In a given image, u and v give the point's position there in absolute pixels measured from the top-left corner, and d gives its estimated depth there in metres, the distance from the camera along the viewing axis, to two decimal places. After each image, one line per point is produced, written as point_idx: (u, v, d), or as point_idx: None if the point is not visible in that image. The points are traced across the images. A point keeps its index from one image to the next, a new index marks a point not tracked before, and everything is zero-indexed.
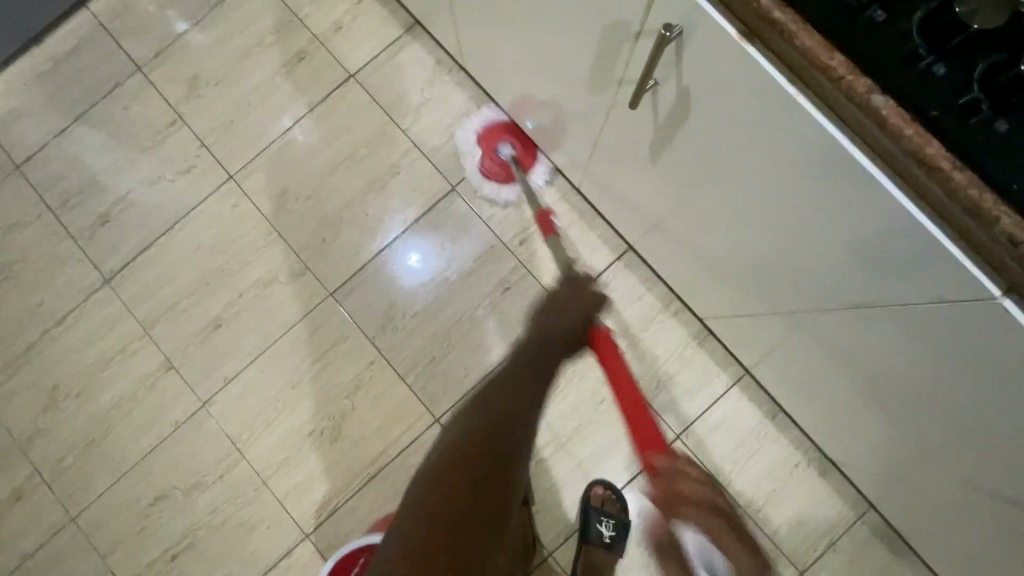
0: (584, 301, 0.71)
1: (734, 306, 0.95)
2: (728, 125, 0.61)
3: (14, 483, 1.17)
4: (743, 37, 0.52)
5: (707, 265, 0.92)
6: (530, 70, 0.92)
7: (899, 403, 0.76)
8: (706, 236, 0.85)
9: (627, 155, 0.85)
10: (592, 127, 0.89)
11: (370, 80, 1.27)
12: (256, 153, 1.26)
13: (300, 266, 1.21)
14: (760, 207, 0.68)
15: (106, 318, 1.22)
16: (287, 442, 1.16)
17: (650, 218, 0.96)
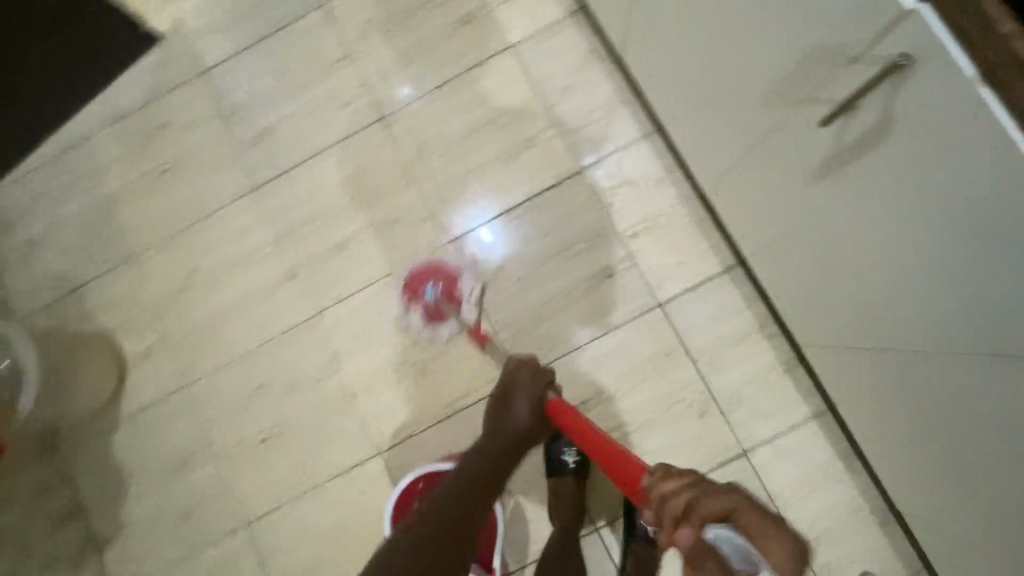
0: (533, 386, 0.90)
1: (837, 345, 0.96)
2: (890, 172, 0.62)
3: (145, 343, 1.34)
4: (976, 80, 0.49)
5: (820, 299, 0.94)
6: (692, 78, 0.96)
7: (989, 480, 0.74)
8: (828, 270, 0.87)
9: (773, 175, 0.88)
10: (744, 141, 0.91)
11: (525, 55, 1.34)
12: (407, 102, 1.36)
13: (425, 214, 1.31)
14: (895, 258, 0.70)
15: (248, 220, 1.36)
16: (380, 366, 1.27)
17: (774, 239, 0.99)
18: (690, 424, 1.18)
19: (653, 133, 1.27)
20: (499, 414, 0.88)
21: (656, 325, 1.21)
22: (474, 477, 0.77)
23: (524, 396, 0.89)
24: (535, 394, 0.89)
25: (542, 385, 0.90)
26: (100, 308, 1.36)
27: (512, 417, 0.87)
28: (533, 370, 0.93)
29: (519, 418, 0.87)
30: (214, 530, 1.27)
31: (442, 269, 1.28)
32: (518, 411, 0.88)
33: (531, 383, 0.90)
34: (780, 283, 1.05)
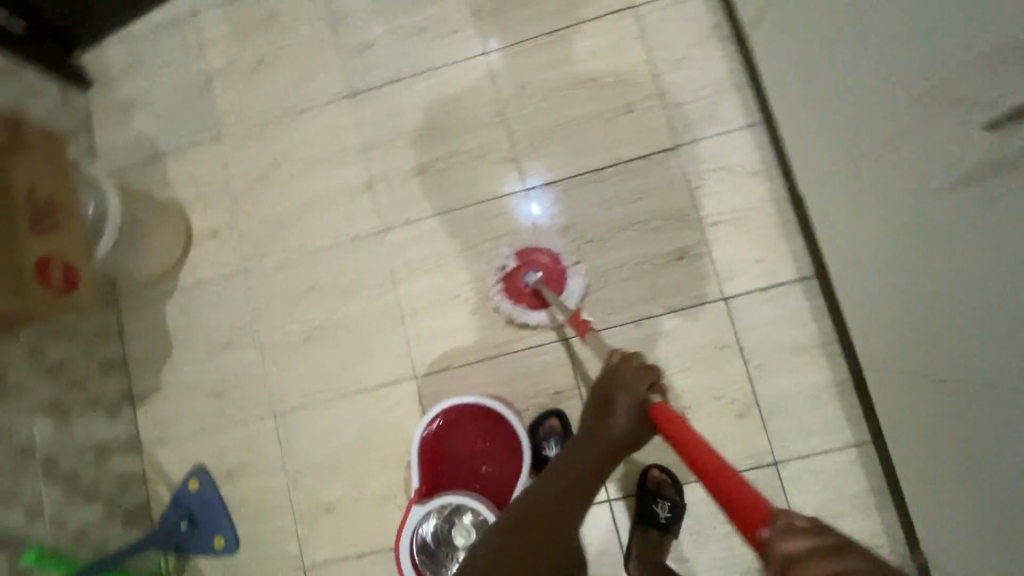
0: (637, 382, 0.86)
1: (899, 378, 0.93)
2: (1012, 210, 0.59)
3: (215, 221, 1.37)
4: None
5: (893, 327, 0.90)
6: (816, 74, 0.92)
7: (1016, 542, 0.73)
8: (907, 299, 0.84)
9: (875, 191, 0.84)
10: (853, 151, 0.88)
11: (648, 17, 1.28)
12: (517, 39, 1.32)
13: (509, 156, 1.30)
14: (980, 302, 0.68)
15: (337, 125, 1.37)
16: (435, 294, 1.28)
17: (860, 257, 0.95)
18: (726, 421, 1.17)
19: (759, 126, 1.22)
20: (602, 403, 0.87)
21: (716, 317, 1.19)
22: (580, 473, 0.85)
23: (625, 401, 0.85)
24: (637, 396, 0.84)
25: (644, 390, 0.85)
26: (180, 179, 1.39)
27: (608, 426, 0.85)
28: (632, 372, 0.87)
29: (616, 426, 0.84)
30: (245, 410, 1.32)
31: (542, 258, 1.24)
32: (625, 404, 0.85)
33: (630, 385, 0.86)
34: (855, 303, 1.02)
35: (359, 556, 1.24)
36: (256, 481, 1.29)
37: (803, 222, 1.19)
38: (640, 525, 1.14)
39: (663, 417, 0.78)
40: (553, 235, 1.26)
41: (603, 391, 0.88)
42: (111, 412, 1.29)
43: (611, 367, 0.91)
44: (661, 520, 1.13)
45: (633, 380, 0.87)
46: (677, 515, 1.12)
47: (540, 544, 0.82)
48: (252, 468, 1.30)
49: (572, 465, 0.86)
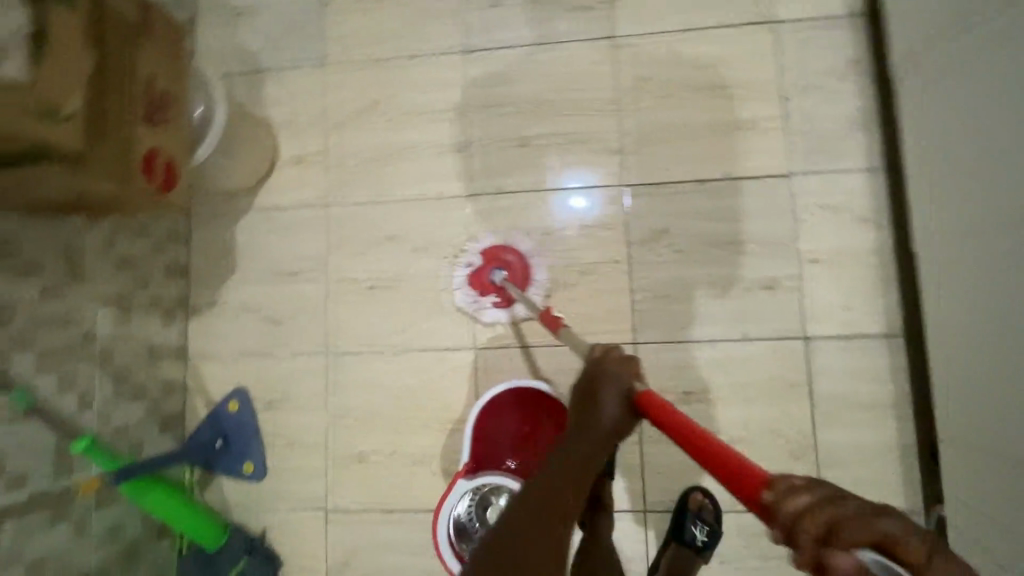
0: (624, 372, 0.72)
1: (981, 458, 0.91)
2: None
3: (301, 150, 1.34)
4: None
5: (990, 405, 0.89)
6: (973, 134, 0.88)
7: None
8: (1012, 379, 0.82)
9: (1007, 266, 0.82)
10: (994, 220, 0.85)
11: (787, 37, 1.23)
12: (646, 30, 1.27)
13: (615, 147, 1.26)
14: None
15: (442, 78, 1.32)
16: (510, 270, 1.26)
17: (970, 327, 0.93)
18: (779, 460, 1.15)
19: (879, 172, 1.18)
20: (581, 400, 0.72)
21: (792, 354, 1.17)
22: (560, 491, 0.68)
23: (613, 390, 0.70)
24: (623, 382, 0.71)
25: (630, 381, 0.72)
26: (275, 99, 1.36)
27: (591, 421, 0.70)
28: (614, 357, 0.74)
29: (605, 419, 0.69)
30: (296, 343, 1.30)
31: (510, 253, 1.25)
32: (611, 397, 0.70)
33: (615, 372, 0.72)
34: (951, 372, 0.99)
35: (383, 511, 1.24)
36: (294, 416, 1.28)
37: (902, 279, 1.15)
38: (674, 544, 1.07)
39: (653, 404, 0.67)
40: (522, 233, 1.26)
41: (583, 383, 0.73)
42: (167, 317, 1.27)
43: (591, 360, 0.76)
44: (696, 543, 1.07)
45: (618, 371, 0.72)
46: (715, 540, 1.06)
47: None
48: (292, 403, 1.29)
49: (552, 483, 0.68)
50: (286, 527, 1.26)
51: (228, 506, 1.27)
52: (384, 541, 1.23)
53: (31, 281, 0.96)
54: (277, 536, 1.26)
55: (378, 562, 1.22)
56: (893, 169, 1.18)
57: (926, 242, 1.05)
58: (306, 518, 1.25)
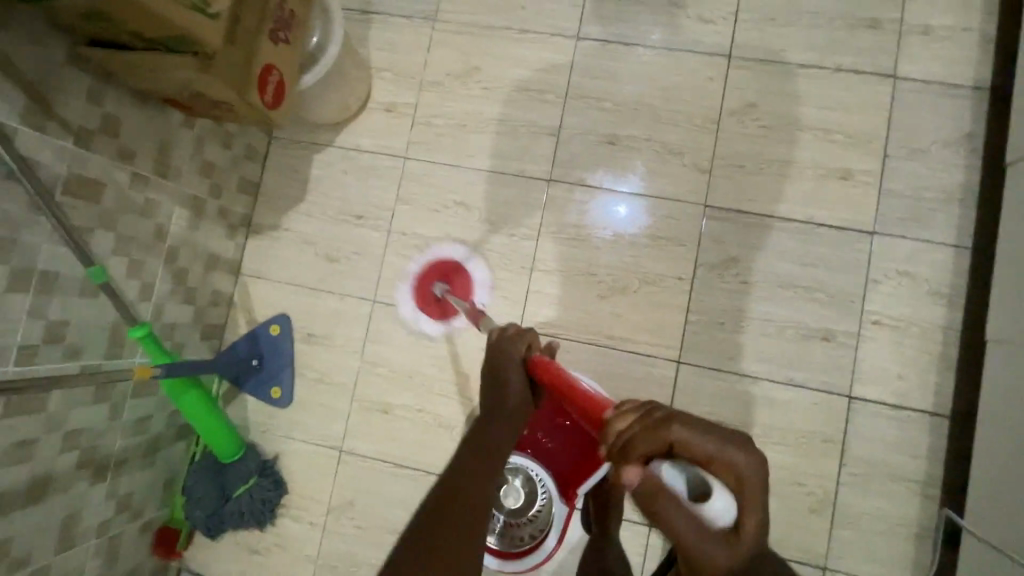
0: (517, 341, 0.79)
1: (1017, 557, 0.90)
2: None
3: (393, 97, 1.34)
4: None
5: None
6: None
7: None
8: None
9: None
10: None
11: (904, 95, 1.21)
12: (763, 57, 1.25)
13: (705, 166, 1.24)
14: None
15: (548, 58, 1.31)
16: (572, 262, 1.26)
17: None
18: (797, 510, 1.14)
19: (967, 250, 1.16)
20: (491, 376, 0.78)
21: (833, 410, 1.16)
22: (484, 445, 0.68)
23: (512, 356, 0.78)
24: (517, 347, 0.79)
25: (524, 349, 0.79)
26: (380, 42, 1.36)
27: (500, 394, 0.75)
28: (509, 334, 0.81)
29: (512, 386, 0.75)
30: (347, 284, 1.31)
31: (451, 265, 1.28)
32: (515, 366, 0.77)
33: (509, 340, 0.80)
34: (1002, 463, 0.98)
35: (395, 465, 1.25)
36: (330, 353, 1.30)
37: (963, 363, 1.14)
38: None
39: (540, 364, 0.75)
40: (453, 243, 1.29)
41: (489, 365, 0.79)
42: (230, 230, 1.29)
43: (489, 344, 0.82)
44: None
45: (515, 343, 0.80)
46: None
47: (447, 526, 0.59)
48: (330, 341, 1.30)
49: (475, 448, 0.68)
50: (298, 458, 1.28)
51: (247, 425, 1.29)
52: (390, 494, 1.25)
53: (126, 165, 0.98)
54: (288, 465, 1.28)
55: (379, 513, 1.24)
56: (982, 251, 1.15)
57: (1005, 332, 1.03)
58: (319, 454, 1.27)
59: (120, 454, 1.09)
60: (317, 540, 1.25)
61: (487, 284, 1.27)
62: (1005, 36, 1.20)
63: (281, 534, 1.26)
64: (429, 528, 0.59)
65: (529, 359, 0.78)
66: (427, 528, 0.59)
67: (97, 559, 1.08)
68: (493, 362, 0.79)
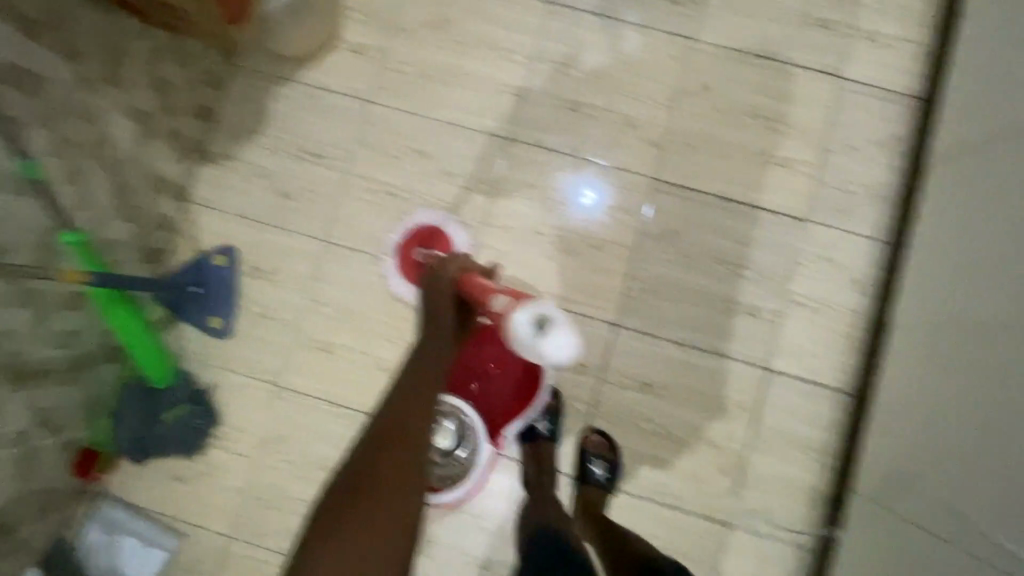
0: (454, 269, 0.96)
1: (888, 510, 1.00)
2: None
3: (362, 40, 1.33)
4: None
5: (916, 466, 0.94)
6: (978, 222, 0.94)
7: None
8: (946, 444, 0.88)
9: (971, 345, 0.87)
10: (968, 305, 0.91)
11: (845, 95, 1.29)
12: (722, 44, 1.31)
13: (658, 142, 1.30)
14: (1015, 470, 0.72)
15: (520, 19, 1.33)
16: (523, 222, 1.29)
17: (915, 393, 1.01)
18: (707, 470, 1.23)
19: (884, 244, 1.26)
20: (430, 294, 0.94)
21: (750, 380, 1.24)
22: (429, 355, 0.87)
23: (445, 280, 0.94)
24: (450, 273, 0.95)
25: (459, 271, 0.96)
26: None
27: (436, 312, 0.91)
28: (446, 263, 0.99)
29: (446, 319, 0.90)
30: (297, 222, 1.30)
31: (434, 235, 1.28)
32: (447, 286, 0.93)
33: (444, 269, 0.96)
34: (890, 434, 1.07)
35: (330, 403, 1.27)
36: (273, 289, 1.29)
37: (869, 346, 1.24)
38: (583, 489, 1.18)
39: (468, 282, 0.92)
40: (426, 210, 1.30)
41: (427, 288, 0.96)
42: (180, 154, 1.26)
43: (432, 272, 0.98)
44: (597, 478, 1.19)
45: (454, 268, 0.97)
46: (614, 472, 1.19)
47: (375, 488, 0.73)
48: (276, 276, 1.29)
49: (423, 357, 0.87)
50: (232, 390, 1.27)
51: (183, 353, 1.28)
52: (323, 431, 1.26)
53: None
54: (221, 396, 1.27)
55: (310, 449, 1.26)
56: (897, 246, 1.25)
57: (907, 318, 1.13)
58: (255, 388, 1.27)
59: (40, 366, 1.06)
60: (244, 471, 1.25)
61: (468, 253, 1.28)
62: (940, 51, 1.29)
63: (208, 463, 1.26)
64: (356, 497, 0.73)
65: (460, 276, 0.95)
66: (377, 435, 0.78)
67: (9, 470, 1.05)
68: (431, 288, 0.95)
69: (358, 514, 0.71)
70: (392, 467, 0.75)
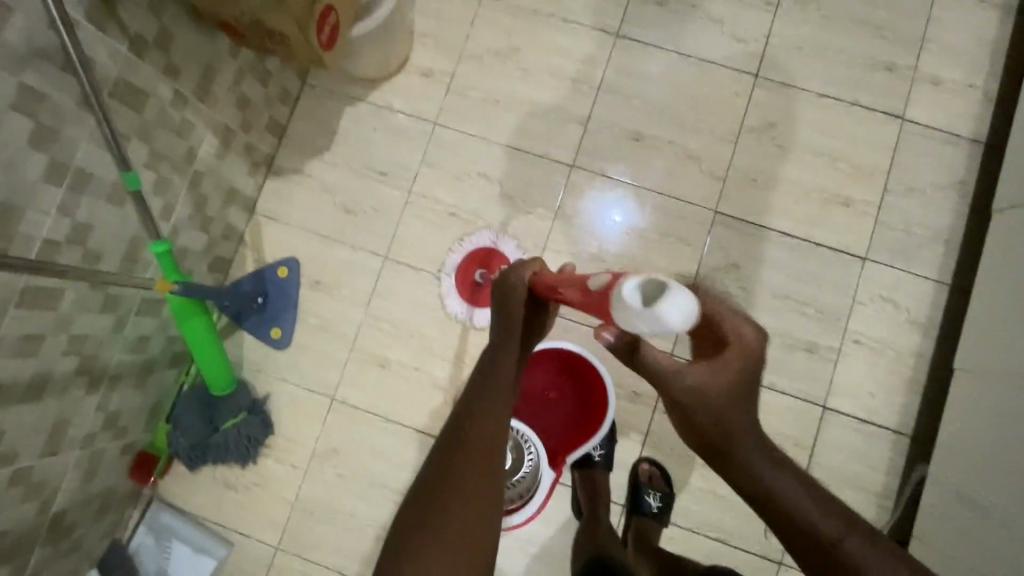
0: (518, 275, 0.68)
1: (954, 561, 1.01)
2: None
3: (432, 64, 1.37)
4: None
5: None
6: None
7: None
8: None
9: None
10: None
11: (908, 137, 1.30)
12: (786, 82, 1.33)
13: (719, 175, 1.31)
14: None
15: (586, 50, 1.36)
16: (583, 248, 1.31)
17: (989, 447, 1.03)
18: None
19: (945, 287, 1.25)
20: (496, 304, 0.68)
21: (806, 418, 1.24)
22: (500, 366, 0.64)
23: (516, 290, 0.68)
24: (525, 280, 0.68)
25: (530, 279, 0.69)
26: (425, 9, 1.38)
27: (502, 323, 0.66)
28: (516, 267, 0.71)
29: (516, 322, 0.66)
30: (360, 238, 1.33)
31: (491, 257, 1.30)
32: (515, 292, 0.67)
33: (513, 269, 0.70)
34: (967, 480, 1.05)
35: (385, 419, 1.27)
36: (333, 303, 1.31)
37: (929, 390, 1.23)
38: (638, 520, 1.17)
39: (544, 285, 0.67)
40: (483, 232, 1.30)
41: (496, 301, 0.69)
42: (252, 167, 1.29)
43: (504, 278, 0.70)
44: (652, 510, 1.18)
45: (519, 276, 0.69)
46: (668, 505, 1.17)
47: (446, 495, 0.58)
48: (337, 290, 1.31)
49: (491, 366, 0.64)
50: (288, 401, 1.28)
51: (242, 362, 1.29)
52: (376, 448, 1.27)
53: (171, 80, 0.98)
54: (278, 406, 1.28)
55: (364, 465, 1.26)
56: (959, 290, 1.25)
57: (976, 364, 1.12)
58: (311, 400, 1.28)
59: (115, 370, 1.08)
60: (297, 483, 1.26)
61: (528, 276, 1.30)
62: (1005, 98, 1.30)
63: (261, 474, 1.26)
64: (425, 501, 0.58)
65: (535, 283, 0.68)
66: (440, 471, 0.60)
67: (76, 472, 1.06)
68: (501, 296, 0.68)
69: (431, 534, 0.56)
70: (470, 466, 0.59)
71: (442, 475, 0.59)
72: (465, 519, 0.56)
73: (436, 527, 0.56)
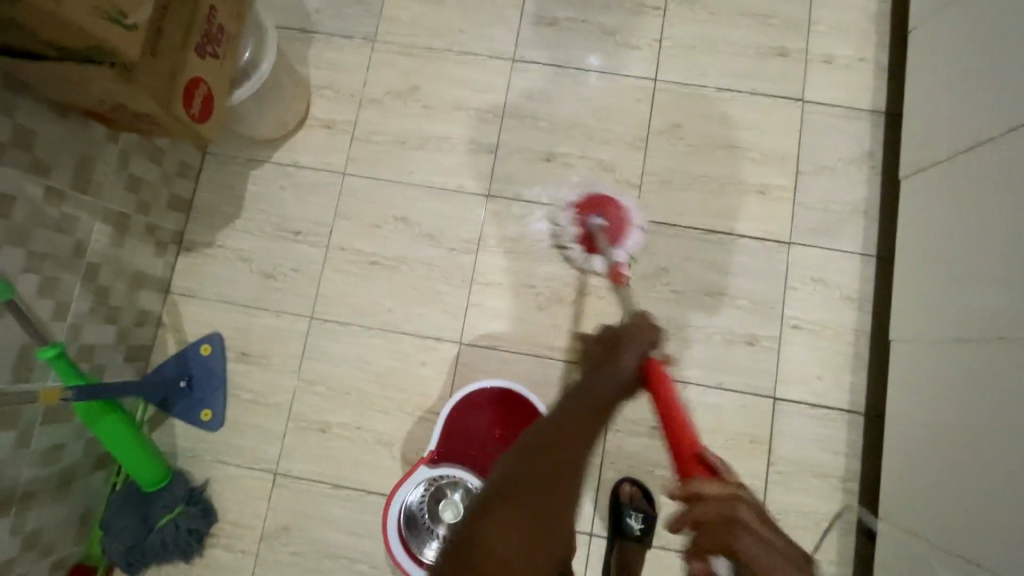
0: (643, 332, 0.72)
1: (926, 536, 1.00)
2: None
3: (334, 116, 1.35)
4: None
5: (976, 487, 0.91)
6: (1010, 243, 0.92)
7: None
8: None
9: (1011, 373, 0.88)
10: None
11: (812, 118, 1.32)
12: (687, 82, 1.34)
13: (635, 183, 1.30)
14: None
15: (486, 79, 1.35)
16: (513, 275, 1.28)
17: (940, 416, 1.01)
18: None
19: (872, 259, 1.25)
20: (607, 346, 0.72)
21: (759, 412, 1.22)
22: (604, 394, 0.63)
23: (632, 344, 0.71)
24: (642, 338, 0.72)
25: (645, 339, 0.72)
26: (319, 61, 1.37)
27: (610, 366, 0.68)
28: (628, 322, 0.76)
29: (621, 372, 0.68)
30: (284, 301, 1.28)
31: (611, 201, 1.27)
32: (628, 350, 0.71)
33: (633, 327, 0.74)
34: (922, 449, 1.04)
35: (333, 486, 1.22)
36: (264, 373, 1.26)
37: (873, 364, 1.22)
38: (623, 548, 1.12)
39: (653, 377, 0.70)
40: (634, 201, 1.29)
41: (602, 343, 0.73)
42: (159, 247, 1.25)
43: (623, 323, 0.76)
44: (634, 531, 1.14)
45: (634, 332, 0.73)
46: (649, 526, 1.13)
47: (529, 487, 0.52)
48: (266, 359, 1.26)
49: (595, 386, 0.64)
50: (230, 484, 1.22)
51: (176, 451, 1.23)
52: (328, 517, 1.21)
53: (41, 178, 0.94)
54: (219, 490, 1.22)
55: (319, 537, 1.20)
56: (884, 259, 1.25)
57: (911, 333, 1.12)
58: (253, 478, 1.22)
59: (28, 486, 1.01)
60: (249, 569, 1.19)
61: (466, 309, 1.27)
62: (897, 67, 1.33)
63: (210, 566, 1.20)
64: (541, 478, 0.52)
65: (646, 362, 0.71)
66: (519, 468, 0.53)
67: None
68: (609, 341, 0.72)
69: (507, 527, 0.50)
70: (545, 481, 0.52)
71: (511, 476, 0.53)
72: (542, 508, 0.51)
73: (510, 503, 0.51)
